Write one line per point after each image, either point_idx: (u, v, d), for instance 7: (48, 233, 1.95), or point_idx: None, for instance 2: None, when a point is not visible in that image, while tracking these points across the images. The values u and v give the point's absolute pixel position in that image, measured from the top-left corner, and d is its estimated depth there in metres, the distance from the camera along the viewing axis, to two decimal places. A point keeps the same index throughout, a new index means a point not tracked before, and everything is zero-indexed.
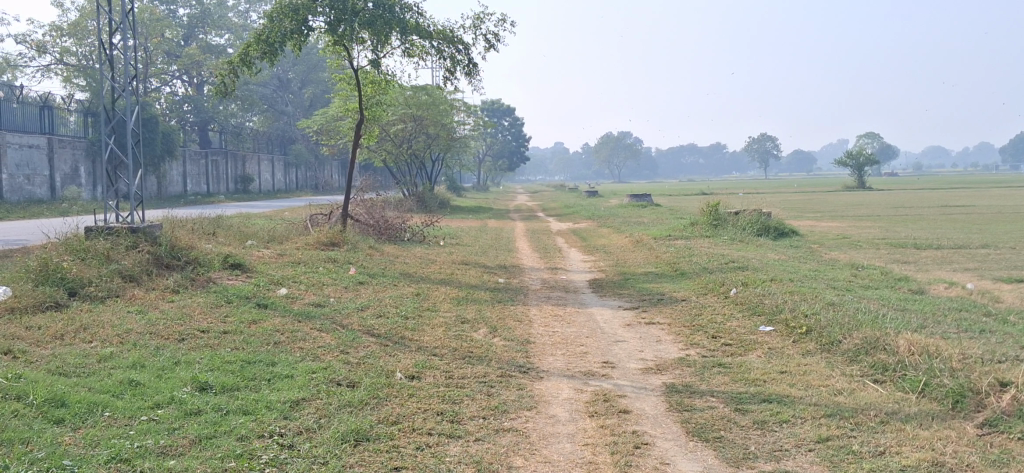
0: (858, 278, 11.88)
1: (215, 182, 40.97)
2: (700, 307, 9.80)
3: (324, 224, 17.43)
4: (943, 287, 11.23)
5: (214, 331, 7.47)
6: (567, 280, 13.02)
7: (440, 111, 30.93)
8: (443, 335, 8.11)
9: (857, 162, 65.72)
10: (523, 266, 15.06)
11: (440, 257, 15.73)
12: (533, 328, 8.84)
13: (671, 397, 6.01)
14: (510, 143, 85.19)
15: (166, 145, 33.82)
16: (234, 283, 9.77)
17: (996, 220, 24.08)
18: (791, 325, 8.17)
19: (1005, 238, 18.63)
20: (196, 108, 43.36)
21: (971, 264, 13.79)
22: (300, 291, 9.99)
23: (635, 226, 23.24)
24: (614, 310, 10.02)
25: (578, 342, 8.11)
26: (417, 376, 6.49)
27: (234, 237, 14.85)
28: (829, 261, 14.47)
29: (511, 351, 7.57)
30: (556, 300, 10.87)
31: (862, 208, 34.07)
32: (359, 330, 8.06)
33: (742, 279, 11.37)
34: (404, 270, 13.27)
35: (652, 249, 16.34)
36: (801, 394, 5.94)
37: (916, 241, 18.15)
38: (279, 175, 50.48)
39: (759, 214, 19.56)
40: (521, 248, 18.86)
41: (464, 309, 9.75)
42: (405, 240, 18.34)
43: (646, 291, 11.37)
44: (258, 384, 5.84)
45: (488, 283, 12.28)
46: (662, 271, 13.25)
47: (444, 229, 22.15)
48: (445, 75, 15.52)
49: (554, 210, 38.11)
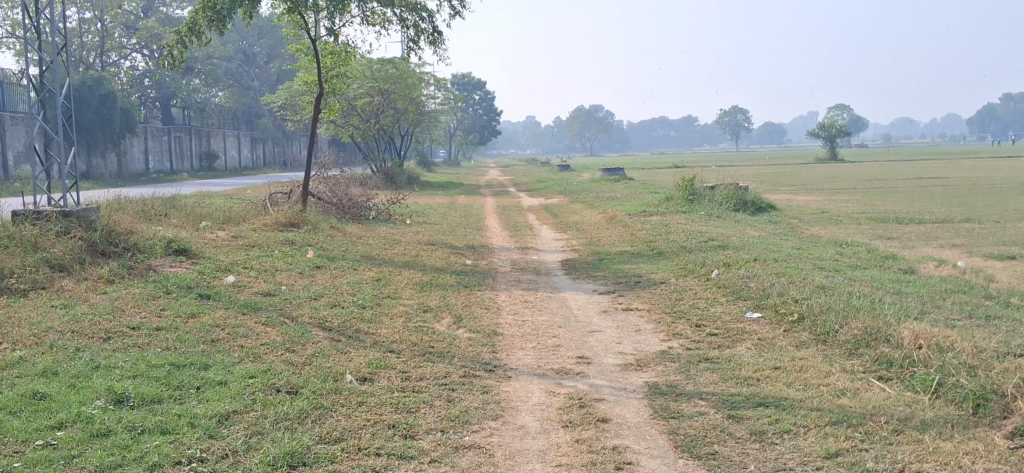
0: (845, 257, 11.28)
1: (178, 160, 39.77)
2: (680, 292, 9.13)
3: (283, 203, 16.60)
4: (935, 266, 10.64)
5: (146, 328, 6.68)
6: (540, 261, 12.31)
7: (408, 85, 30.03)
8: (401, 327, 7.40)
9: (830, 134, 65.52)
10: (492, 246, 14.34)
11: (404, 237, 14.96)
12: (501, 317, 8.13)
13: (654, 401, 5.34)
14: (481, 117, 84.17)
15: (126, 121, 32.66)
16: (176, 271, 8.96)
17: (974, 193, 23.70)
18: (780, 312, 7.54)
19: (987, 211, 18.16)
20: (156, 83, 42.08)
21: (958, 240, 13.27)
22: (249, 278, 9.22)
23: (608, 202, 22.55)
24: (588, 295, 9.33)
25: (550, 333, 7.42)
26: (369, 379, 5.77)
27: (187, 219, 14.02)
28: (811, 237, 13.90)
29: (476, 346, 6.86)
30: (527, 284, 10.19)
31: (835, 180, 33.66)
32: (310, 323, 7.31)
33: (723, 259, 10.74)
34: (366, 252, 12.50)
35: (627, 226, 15.66)
36: (800, 396, 5.28)
37: (896, 215, 17.64)
38: (245, 151, 49.29)
39: (736, 189, 18.96)
40: (491, 226, 18.14)
41: (428, 296, 9.02)
42: (370, 218, 17.57)
43: (622, 273, 10.69)
44: (186, 394, 5.09)
45: (455, 266, 11.57)
46: (638, 250, 12.63)
47: (412, 207, 21.36)
48: (409, 45, 14.73)
49: (527, 185, 37.36)
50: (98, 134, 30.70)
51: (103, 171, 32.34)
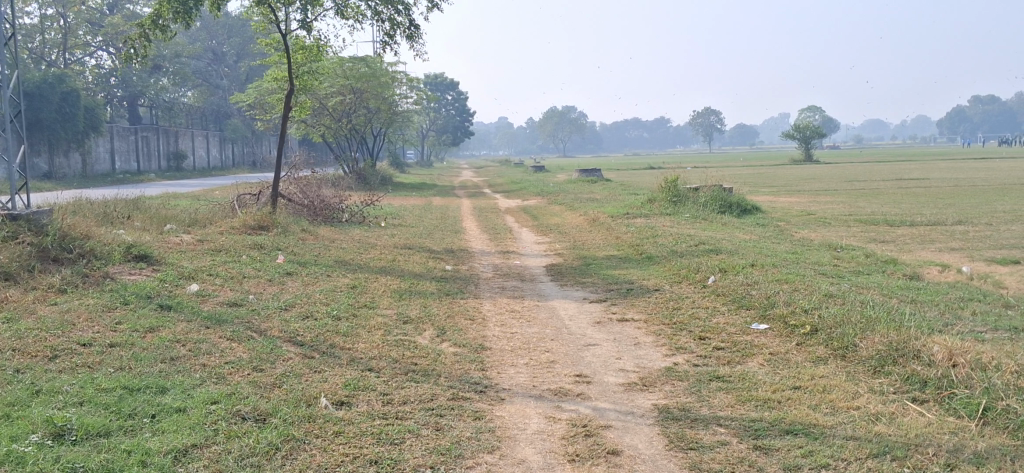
0: (842, 261, 10.78)
1: (145, 160, 38.81)
2: (676, 300, 8.59)
3: (252, 205, 15.89)
4: (938, 272, 10.16)
5: (98, 344, 6.02)
6: (522, 267, 11.72)
7: (381, 84, 29.41)
8: (380, 341, 6.78)
9: (804, 135, 65.36)
10: (472, 250, 13.75)
11: (379, 240, 14.33)
12: (488, 329, 7.53)
13: (668, 428, 4.77)
14: (454, 117, 83.41)
15: (90, 120, 31.75)
16: (135, 279, 8.28)
17: (958, 194, 23.36)
18: (790, 324, 7.00)
19: (975, 212, 17.82)
20: (123, 82, 41.14)
21: (956, 244, 12.81)
22: (214, 287, 8.56)
23: (588, 203, 22.01)
24: (578, 304, 8.75)
25: (542, 347, 6.82)
26: (347, 403, 5.16)
27: (151, 222, 13.34)
28: (803, 241, 13.42)
29: (464, 363, 6.26)
30: (511, 291, 9.60)
31: (814, 181, 33.25)
32: (280, 338, 6.68)
33: (718, 264, 10.19)
34: (340, 257, 11.88)
35: (611, 229, 15.13)
36: (830, 422, 4.73)
37: (884, 216, 17.24)
38: (214, 151, 48.31)
39: (721, 190, 18.45)
40: (468, 228, 17.52)
41: (407, 306, 8.41)
42: (343, 221, 16.94)
43: (611, 279, 10.13)
44: (137, 424, 4.46)
45: (434, 271, 10.96)
46: (626, 255, 12.07)
47: (385, 208, 20.72)
48: (384, 39, 14.08)
49: (500, 186, 36.72)
50: (61, 133, 29.77)
51: (67, 171, 31.38)
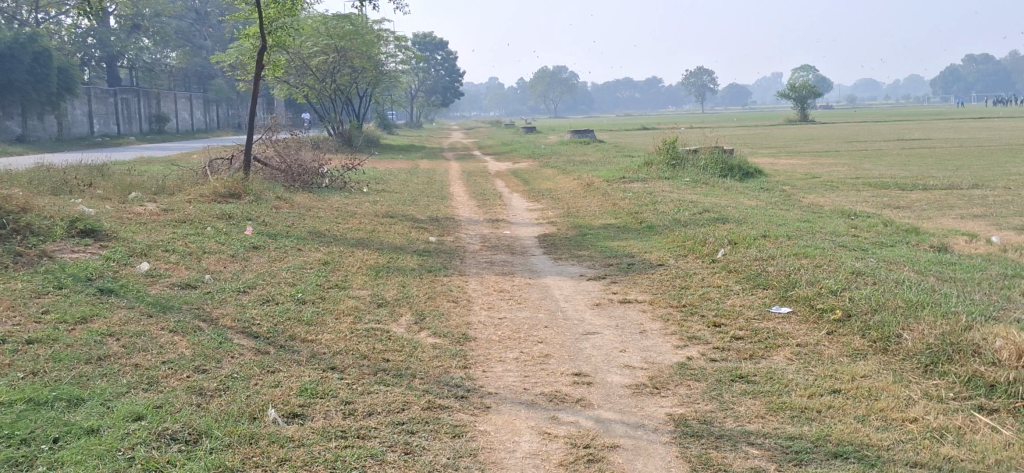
0: (861, 231, 9.90)
1: (125, 123, 37.62)
2: (683, 277, 7.72)
3: (224, 170, 14.90)
4: (966, 243, 9.28)
5: (14, 340, 5.09)
6: (513, 237, 10.81)
7: (367, 42, 28.27)
8: (348, 331, 5.90)
9: (800, 95, 64.29)
10: (459, 218, 12.84)
11: (360, 207, 13.40)
12: (473, 313, 6.64)
13: (689, 449, 3.92)
14: (443, 78, 81.71)
15: (65, 81, 30.54)
16: (77, 258, 7.32)
17: (965, 155, 22.52)
18: (817, 307, 6.15)
19: (989, 175, 16.97)
20: (100, 41, 39.79)
21: (977, 209, 11.96)
22: (168, 265, 7.64)
23: (581, 166, 21.07)
24: (574, 281, 7.86)
25: (535, 337, 5.94)
26: (301, 416, 4.28)
27: (114, 189, 12.40)
28: (812, 207, 12.54)
29: (445, 358, 5.39)
30: (501, 266, 8.73)
31: (813, 142, 32.40)
32: (231, 329, 5.78)
33: (727, 234, 9.31)
34: (315, 227, 10.96)
35: (607, 194, 14.21)
36: (886, 440, 3.89)
37: (894, 180, 16.36)
38: (198, 113, 47.07)
39: (722, 152, 17.54)
40: (456, 194, 16.57)
41: (384, 285, 7.52)
42: (323, 186, 16.02)
43: (610, 251, 9.25)
44: (33, 454, 3.60)
45: (417, 243, 10.07)
46: (624, 224, 11.18)
47: (368, 172, 19.74)
48: None
49: (491, 148, 35.70)
50: (33, 95, 28.58)
51: (41, 134, 30.28)
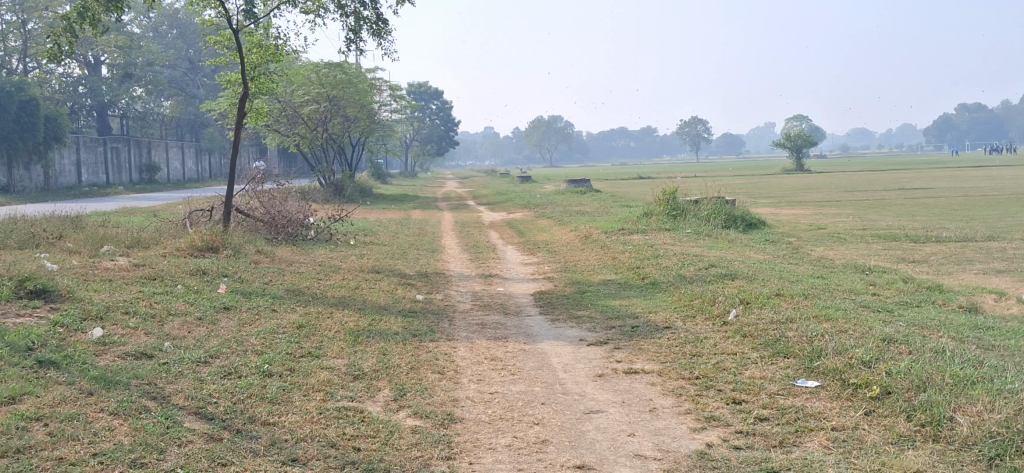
0: (880, 289, 9.20)
1: (115, 172, 36.99)
2: (693, 342, 6.99)
3: (204, 222, 14.19)
4: (995, 302, 8.57)
5: None
6: (507, 295, 10.09)
7: (359, 90, 27.76)
8: (317, 412, 5.16)
9: (796, 144, 64.00)
10: (450, 273, 12.12)
11: (346, 262, 12.70)
12: (463, 387, 5.90)
13: None
14: (439, 128, 81.42)
15: (54, 131, 29.91)
16: (21, 323, 6.57)
17: (972, 205, 21.94)
18: (851, 382, 5.43)
19: (1002, 226, 16.32)
20: (92, 90, 39.21)
21: (997, 264, 11.29)
22: (125, 331, 6.89)
23: (578, 217, 20.41)
24: (574, 347, 7.14)
25: (530, 417, 5.21)
26: None
27: (85, 243, 11.67)
28: (824, 261, 11.86)
29: (426, 445, 4.64)
30: (493, 329, 8.00)
31: (813, 191, 31.86)
32: (183, 408, 5.04)
33: (739, 293, 8.59)
34: (294, 284, 10.25)
35: (606, 247, 13.53)
36: None
37: (905, 231, 15.73)
38: (189, 163, 46.46)
39: (724, 202, 16.90)
40: (448, 247, 15.88)
41: (362, 353, 6.78)
42: (308, 238, 15.33)
43: (612, 312, 8.53)
44: None
45: (403, 302, 9.34)
46: (626, 280, 10.48)
47: (357, 223, 19.06)
48: (349, 36, 12.51)
49: (486, 198, 35.18)
50: (19, 144, 27.92)
51: (27, 184, 29.58)
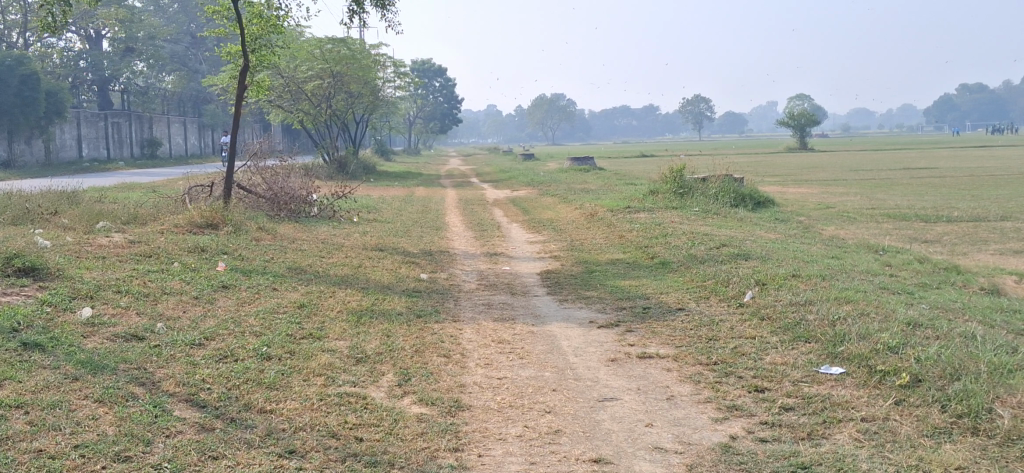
0: (898, 270, 8.90)
1: (116, 147, 36.64)
2: (709, 326, 6.71)
3: (203, 198, 13.90)
4: (1017, 284, 8.29)
5: None
6: (513, 274, 9.81)
7: (363, 66, 27.37)
8: (315, 398, 4.89)
9: (799, 122, 63.52)
10: (454, 252, 11.83)
11: (347, 239, 12.42)
12: (469, 372, 5.63)
13: None
14: (441, 105, 80.93)
15: (55, 105, 29.57)
16: (8, 303, 6.29)
17: (980, 185, 21.64)
18: (878, 370, 5.15)
19: (1014, 206, 16.01)
20: (93, 64, 38.83)
21: (1013, 244, 11.01)
22: (116, 310, 6.60)
23: (583, 194, 20.10)
24: (584, 329, 6.87)
25: (541, 405, 4.94)
26: None
27: (81, 218, 11.34)
28: (837, 241, 11.56)
29: (432, 436, 4.37)
30: (499, 309, 7.72)
31: (818, 170, 31.51)
32: (175, 395, 4.77)
33: (754, 274, 8.30)
34: (294, 262, 9.96)
35: (612, 226, 13.23)
36: None
37: (916, 211, 15.43)
38: (191, 138, 46.09)
39: (732, 180, 16.59)
40: (452, 224, 15.59)
41: (364, 334, 6.50)
42: (309, 215, 15.04)
43: (623, 293, 8.25)
44: None
45: (405, 281, 9.05)
46: (635, 260, 10.19)
47: (359, 200, 18.77)
48: (352, 7, 12.16)
49: (488, 176, 34.94)
50: (19, 119, 27.59)
51: (28, 159, 29.26)
